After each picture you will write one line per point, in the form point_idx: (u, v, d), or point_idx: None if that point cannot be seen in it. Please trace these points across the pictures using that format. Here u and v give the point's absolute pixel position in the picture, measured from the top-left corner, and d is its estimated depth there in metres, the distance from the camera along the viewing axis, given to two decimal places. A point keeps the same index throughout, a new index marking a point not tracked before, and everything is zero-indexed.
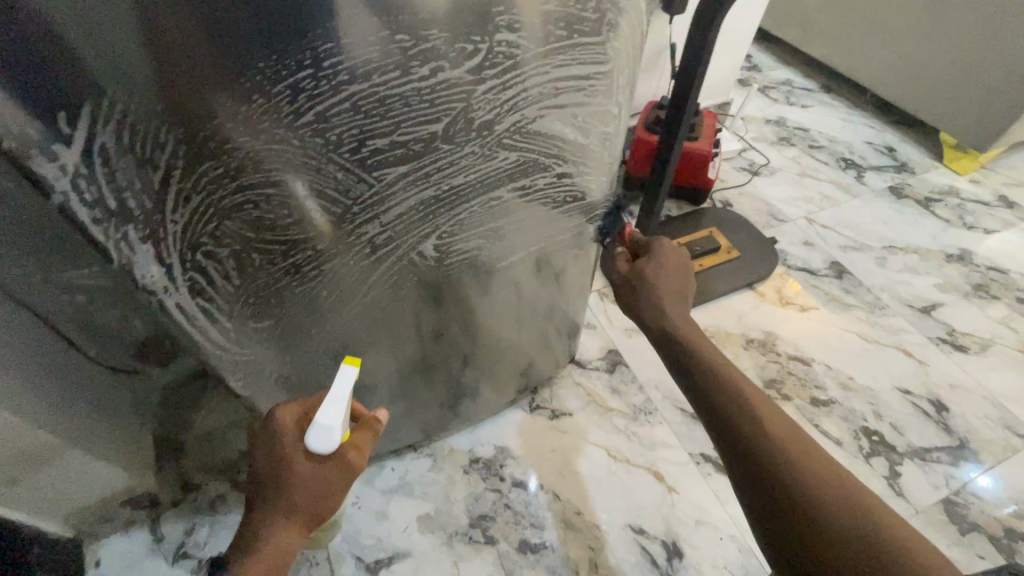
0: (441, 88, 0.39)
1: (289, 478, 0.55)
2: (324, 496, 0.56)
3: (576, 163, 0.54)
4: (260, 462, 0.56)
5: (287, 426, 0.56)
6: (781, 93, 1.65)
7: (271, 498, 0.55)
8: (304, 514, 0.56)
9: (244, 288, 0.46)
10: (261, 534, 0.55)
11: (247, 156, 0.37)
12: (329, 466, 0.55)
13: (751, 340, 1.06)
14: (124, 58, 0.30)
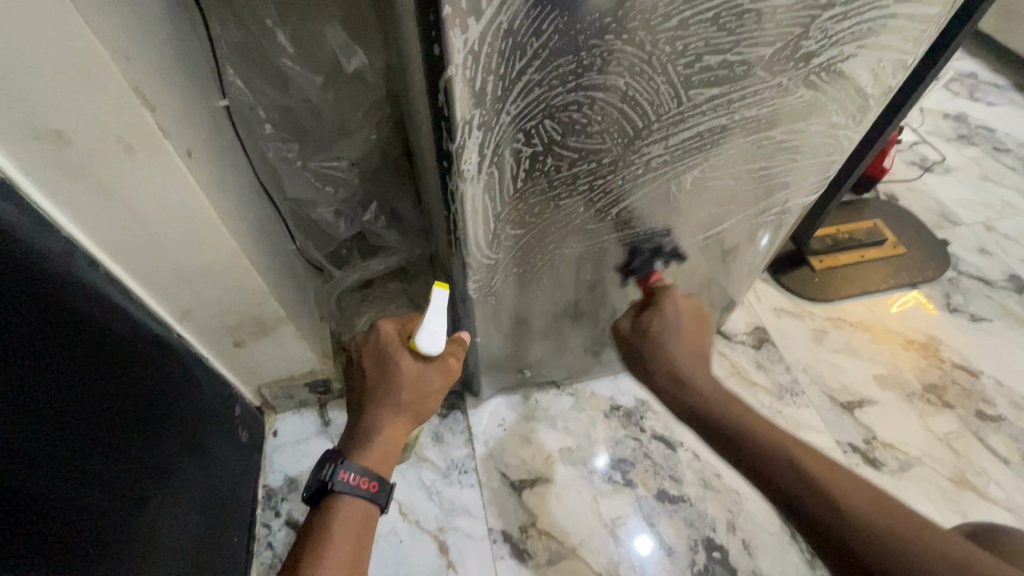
0: (794, 9, 0.38)
1: (398, 376, 0.58)
2: (429, 394, 0.60)
3: (849, 114, 0.53)
4: (366, 364, 0.60)
5: (392, 334, 0.60)
6: (965, 86, 1.50)
7: (381, 395, 0.58)
8: (411, 411, 0.59)
9: (522, 191, 0.49)
10: (371, 431, 0.57)
11: (601, 56, 0.38)
12: (434, 365, 0.59)
13: (912, 341, 1.00)
14: None
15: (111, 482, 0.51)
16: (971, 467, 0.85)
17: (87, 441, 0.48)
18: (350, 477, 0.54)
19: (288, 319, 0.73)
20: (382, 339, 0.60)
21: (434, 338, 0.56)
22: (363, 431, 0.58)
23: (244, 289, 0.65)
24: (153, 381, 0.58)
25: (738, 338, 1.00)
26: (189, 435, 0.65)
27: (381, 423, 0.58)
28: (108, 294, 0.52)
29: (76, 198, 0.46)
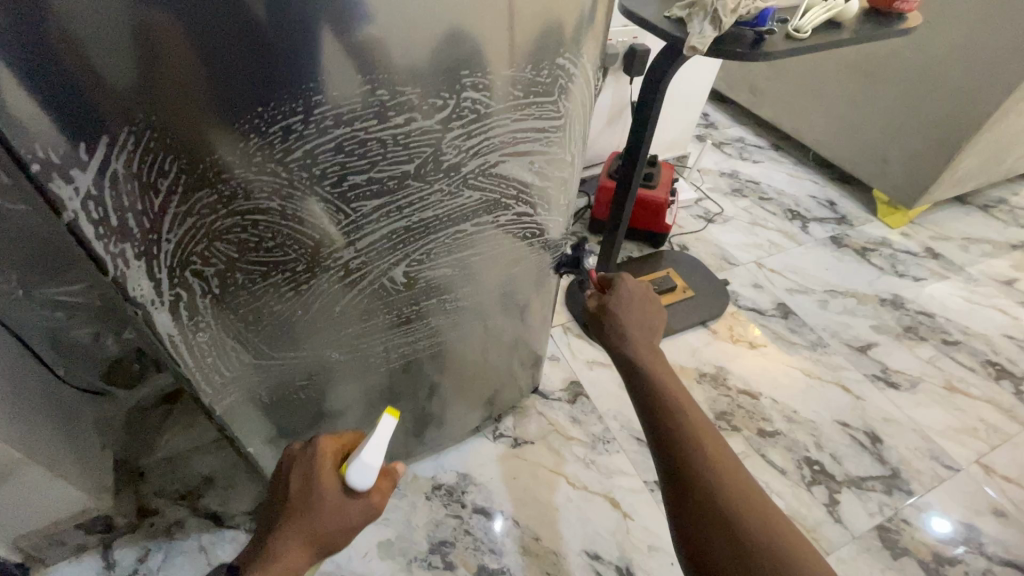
0: (413, 134, 0.46)
1: (317, 501, 0.52)
2: (344, 533, 0.52)
3: (536, 204, 0.62)
4: (292, 483, 0.53)
5: (327, 455, 0.54)
6: (735, 148, 1.80)
7: (294, 518, 0.51)
8: (320, 542, 0.52)
9: (225, 303, 0.50)
10: (269, 553, 0.50)
11: (240, 186, 0.42)
12: (356, 504, 0.52)
13: (704, 373, 1.12)
14: (141, 94, 0.34)
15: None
16: (757, 483, 0.95)
17: None
18: None
19: (30, 460, 0.65)
20: (315, 460, 0.54)
21: (364, 476, 0.50)
22: (263, 553, 0.50)
23: None
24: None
25: (555, 396, 1.06)
26: None
27: (282, 547, 0.50)
28: None
29: None
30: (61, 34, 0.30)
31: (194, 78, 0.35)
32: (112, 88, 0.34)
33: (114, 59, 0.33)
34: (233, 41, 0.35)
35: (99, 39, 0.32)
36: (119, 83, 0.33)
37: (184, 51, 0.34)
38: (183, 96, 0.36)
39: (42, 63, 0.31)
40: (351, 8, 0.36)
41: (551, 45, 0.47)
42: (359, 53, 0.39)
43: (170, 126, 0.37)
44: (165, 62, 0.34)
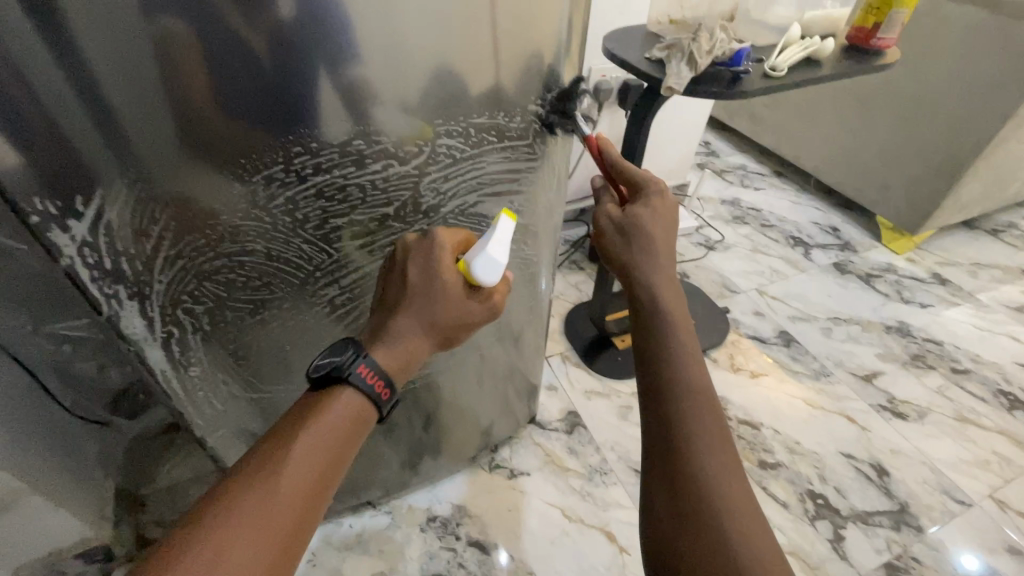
0: (390, 179, 0.48)
1: (443, 292, 0.49)
2: (465, 322, 0.51)
3: (518, 241, 0.64)
4: (410, 268, 0.49)
5: (448, 242, 0.51)
6: (736, 176, 1.82)
7: (419, 301, 0.48)
8: (441, 335, 0.51)
9: (215, 340, 0.53)
10: (396, 334, 0.48)
11: (226, 230, 0.45)
12: (480, 297, 0.50)
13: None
14: (134, 151, 0.38)
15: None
16: None
17: None
18: (368, 374, 0.46)
19: (32, 490, 0.67)
20: (435, 242, 0.50)
21: (491, 270, 0.48)
22: (388, 330, 0.48)
23: None
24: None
25: (552, 426, 1.06)
26: None
27: (405, 327, 0.49)
28: None
29: None
30: (63, 95, 0.34)
31: (181, 136, 0.38)
32: (107, 147, 0.37)
33: (108, 122, 0.36)
34: (223, 93, 0.38)
35: (94, 107, 0.35)
36: (114, 135, 0.36)
37: (172, 113, 0.37)
38: (173, 148, 0.39)
39: (44, 128, 0.34)
40: (328, 70, 0.40)
41: (530, 82, 0.50)
42: (344, 98, 0.42)
43: (160, 180, 0.40)
44: (160, 121, 0.37)
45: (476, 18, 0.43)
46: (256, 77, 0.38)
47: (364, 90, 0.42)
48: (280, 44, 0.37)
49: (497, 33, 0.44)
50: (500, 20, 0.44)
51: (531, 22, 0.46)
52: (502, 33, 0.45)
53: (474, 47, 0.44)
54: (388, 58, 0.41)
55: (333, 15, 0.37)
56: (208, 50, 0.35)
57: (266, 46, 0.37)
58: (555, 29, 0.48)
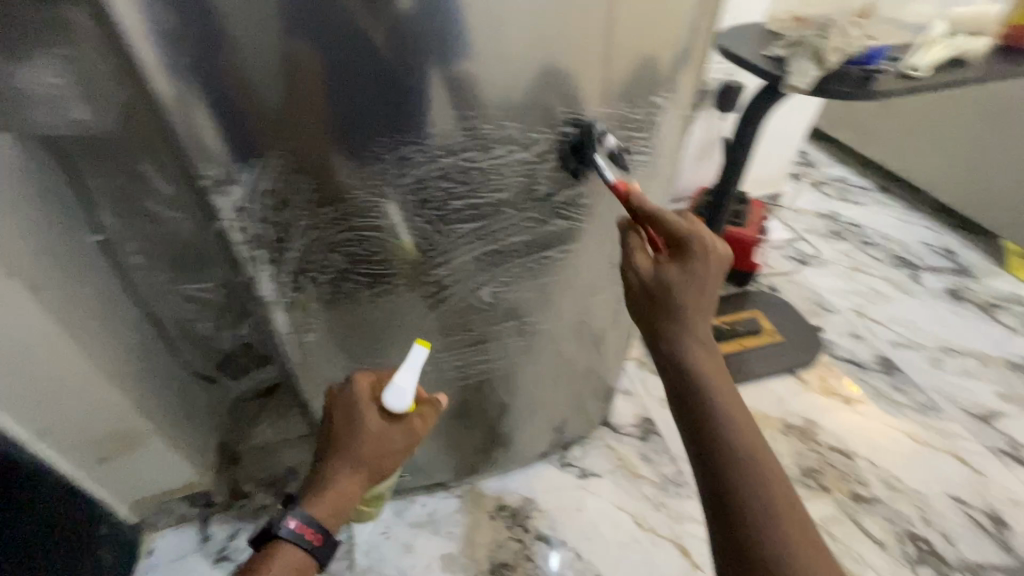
0: (510, 164, 0.49)
1: (363, 427, 0.57)
2: (391, 450, 0.58)
3: (621, 235, 0.63)
4: (335, 414, 0.58)
5: (365, 388, 0.59)
6: (835, 189, 1.69)
7: (343, 446, 0.57)
8: (369, 467, 0.58)
9: (331, 309, 0.56)
10: (330, 478, 0.57)
11: (356, 205, 0.48)
12: (399, 424, 0.57)
13: (791, 424, 1.04)
14: (293, 126, 0.41)
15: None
16: (847, 552, 0.86)
17: None
18: (295, 525, 0.55)
19: (156, 431, 0.75)
20: (354, 388, 0.58)
21: (400, 399, 0.55)
22: (319, 480, 0.57)
23: (105, 405, 0.68)
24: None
25: (625, 430, 1.03)
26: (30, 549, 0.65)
27: (337, 471, 0.57)
28: None
29: None
30: (247, 74, 0.38)
31: (333, 113, 0.41)
32: (272, 121, 0.40)
33: (278, 97, 0.39)
34: (359, 87, 0.40)
35: (268, 83, 0.39)
36: (274, 115, 0.40)
37: (331, 91, 0.40)
38: (323, 127, 0.42)
39: (227, 101, 0.39)
40: (470, 55, 0.41)
41: (640, 87, 0.50)
42: (452, 93, 0.43)
43: (310, 153, 0.43)
44: (319, 99, 0.40)
45: (591, 23, 0.43)
46: (389, 74, 0.40)
47: (483, 91, 0.44)
48: (399, 38, 0.39)
49: (611, 38, 0.45)
50: (614, 28, 0.44)
51: (642, 31, 0.46)
52: (616, 38, 0.45)
53: (585, 53, 0.45)
54: (506, 60, 0.43)
55: (454, 19, 0.39)
56: (349, 46, 0.38)
57: (407, 34, 0.39)
58: (673, 28, 0.47)
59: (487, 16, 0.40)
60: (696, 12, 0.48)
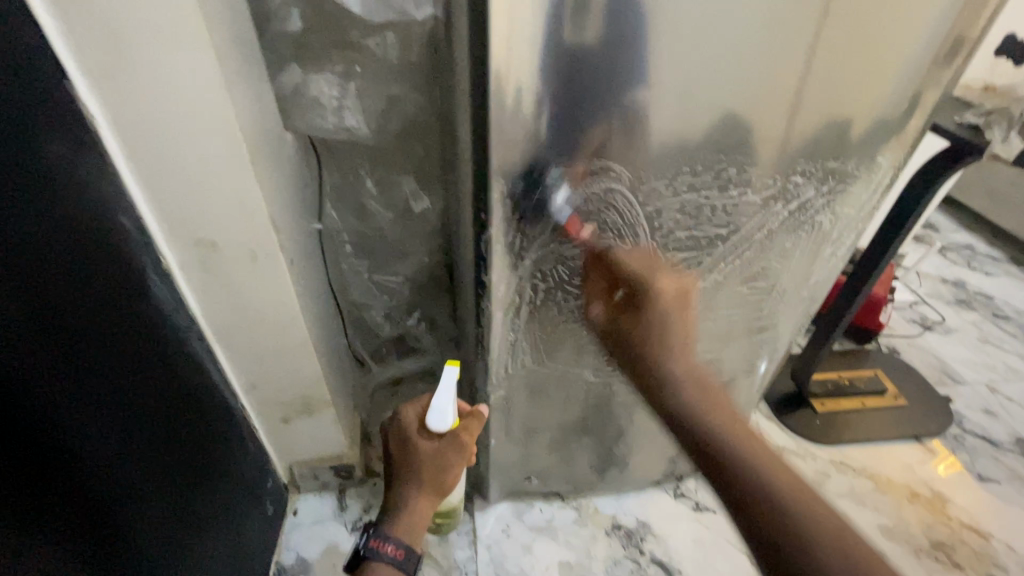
0: (740, 204, 0.55)
1: (413, 451, 0.71)
2: (444, 469, 0.70)
3: (802, 276, 0.66)
4: (392, 445, 0.73)
5: (412, 418, 0.73)
6: (961, 255, 1.62)
7: (402, 472, 0.71)
8: (428, 485, 0.70)
9: (537, 314, 0.62)
10: (398, 501, 0.70)
11: (599, 226, 0.54)
12: (445, 446, 0.69)
13: (918, 493, 1.01)
14: (581, 154, 0.48)
15: (152, 526, 0.56)
16: None
17: (62, 432, 0.44)
18: (380, 541, 0.67)
19: (331, 402, 0.84)
20: (405, 422, 0.72)
21: (444, 418, 0.67)
22: (392, 504, 0.70)
23: (305, 373, 0.77)
24: (119, 378, 0.50)
25: None
26: (203, 484, 0.64)
27: (405, 496, 0.70)
28: (193, 350, 0.63)
29: (207, 290, 0.62)
30: (563, 110, 0.44)
31: (615, 147, 0.48)
32: (566, 148, 0.47)
33: (578, 131, 0.46)
34: (554, 121, 0.45)
35: (575, 119, 0.45)
36: (567, 145, 0.47)
37: (620, 129, 0.47)
38: (602, 157, 0.48)
39: (539, 130, 0.46)
40: (741, 109, 0.48)
41: (847, 142, 0.53)
42: (688, 130, 0.48)
43: (583, 177, 0.50)
44: (608, 134, 0.47)
45: (775, 83, 0.46)
46: (573, 114, 0.45)
47: (645, 134, 0.48)
48: (634, 74, 0.43)
49: (795, 99, 0.48)
50: (850, 86, 0.48)
51: (825, 98, 0.49)
52: (801, 100, 0.48)
53: (764, 110, 0.48)
54: (699, 106, 0.47)
55: (710, 67, 0.44)
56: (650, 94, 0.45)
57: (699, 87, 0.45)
58: (892, 97, 0.51)
59: (742, 69, 0.45)
60: (921, 85, 0.52)
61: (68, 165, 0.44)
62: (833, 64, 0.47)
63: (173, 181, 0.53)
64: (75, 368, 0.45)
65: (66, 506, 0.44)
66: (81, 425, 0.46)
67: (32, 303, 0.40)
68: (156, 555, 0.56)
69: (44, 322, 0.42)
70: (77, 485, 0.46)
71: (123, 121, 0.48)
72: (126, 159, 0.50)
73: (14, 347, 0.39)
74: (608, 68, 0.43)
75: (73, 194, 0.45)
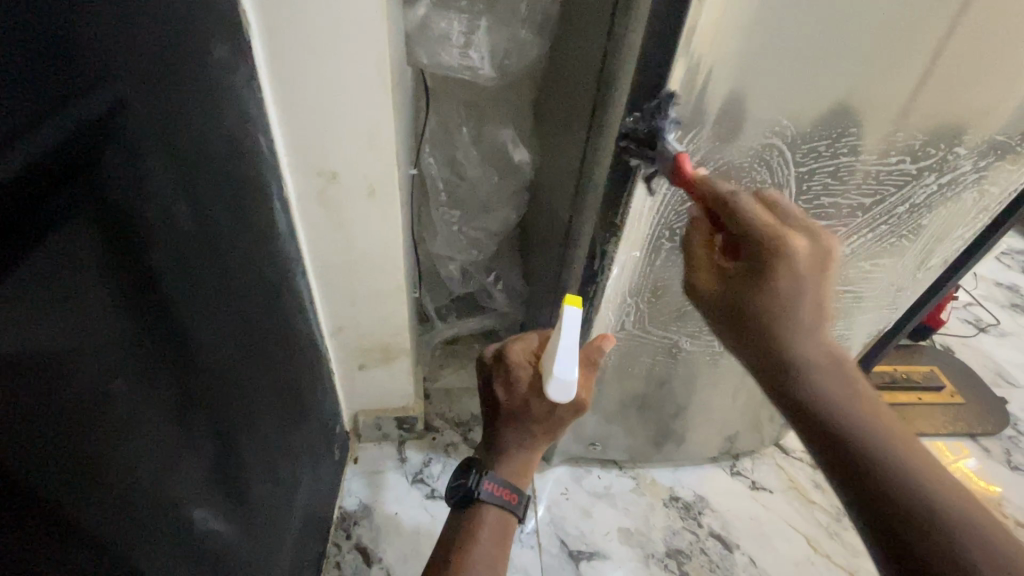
0: (892, 172, 0.54)
1: (529, 400, 0.58)
2: (560, 423, 0.58)
3: (919, 255, 0.66)
4: (496, 389, 0.59)
5: (523, 360, 0.60)
6: (1017, 260, 1.59)
7: (514, 420, 0.58)
8: (542, 435, 0.59)
9: (654, 275, 0.61)
10: (508, 449, 0.58)
11: (747, 185, 0.53)
12: (566, 402, 0.57)
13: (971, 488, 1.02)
14: (750, 107, 0.47)
15: (261, 455, 0.56)
16: None
17: (178, 325, 0.39)
18: (493, 487, 0.56)
19: (409, 352, 0.83)
20: (516, 366, 0.59)
21: (567, 386, 0.51)
22: (497, 450, 0.59)
23: (392, 319, 0.76)
24: (225, 277, 0.45)
25: (797, 454, 1.04)
26: (288, 411, 0.62)
27: (514, 444, 0.58)
28: (296, 283, 0.62)
29: (318, 223, 0.61)
30: (745, 56, 0.44)
31: (783, 102, 0.47)
32: (736, 99, 0.46)
33: (753, 80, 0.45)
34: (737, 65, 0.44)
35: (755, 67, 0.44)
36: (737, 95, 0.46)
37: (794, 81, 0.46)
38: (772, 112, 0.48)
39: (713, 76, 0.45)
40: (920, 67, 0.46)
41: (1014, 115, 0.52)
42: (861, 89, 0.47)
43: (746, 131, 0.49)
44: (782, 87, 0.46)
45: (916, 62, 0.46)
46: (705, 83, 0.45)
47: (764, 114, 0.48)
48: (827, 22, 0.43)
49: (924, 85, 0.48)
50: None
51: (972, 80, 0.48)
52: (949, 77, 0.47)
53: (891, 93, 0.48)
54: (883, 61, 0.45)
55: (901, 20, 0.43)
56: (835, 45, 0.44)
57: (884, 41, 0.44)
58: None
59: (932, 24, 0.44)
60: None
61: (226, 73, 0.43)
62: (970, 53, 0.46)
63: (309, 105, 0.51)
64: (185, 252, 0.39)
65: (211, 423, 0.44)
66: (193, 317, 0.41)
67: (194, 210, 0.40)
68: (263, 484, 0.57)
69: (201, 233, 0.41)
70: (187, 380, 0.41)
71: (275, 34, 0.46)
72: (269, 76, 0.49)
73: (140, 206, 0.34)
74: (747, 42, 0.43)
75: (226, 104, 0.43)
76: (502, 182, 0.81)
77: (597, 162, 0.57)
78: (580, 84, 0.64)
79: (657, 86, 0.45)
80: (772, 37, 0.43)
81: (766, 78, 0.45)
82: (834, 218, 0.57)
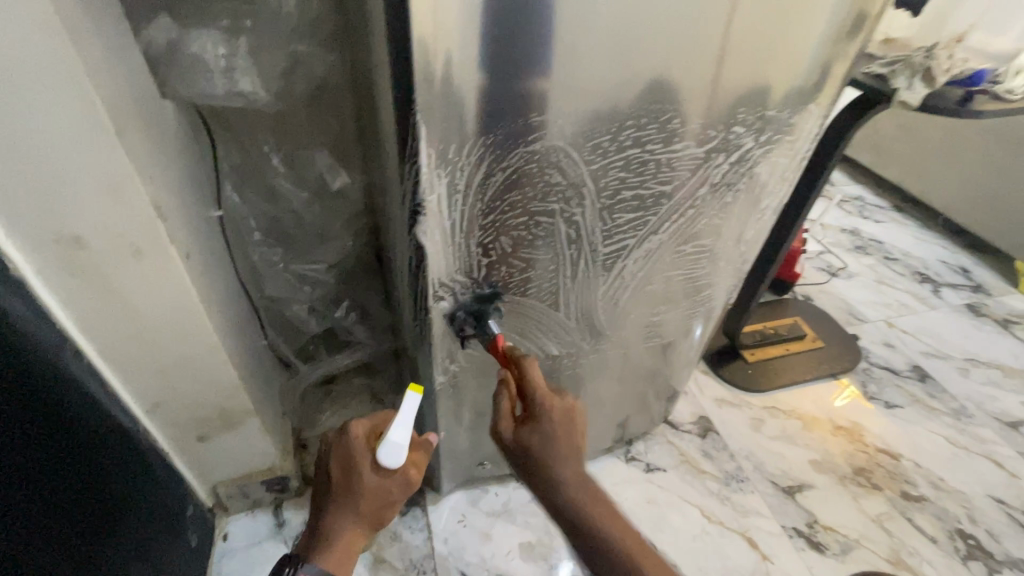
0: (682, 157, 0.54)
1: (358, 483, 0.57)
2: (387, 504, 0.58)
3: (738, 228, 0.68)
4: (332, 468, 0.58)
5: (362, 436, 0.58)
6: (855, 207, 1.77)
7: (343, 501, 0.57)
8: (369, 520, 0.58)
9: (480, 292, 0.57)
10: (332, 534, 0.57)
11: (542, 190, 0.51)
12: (396, 482, 0.57)
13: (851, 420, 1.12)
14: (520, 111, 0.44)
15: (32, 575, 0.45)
16: (903, 546, 0.93)
17: None
18: None
19: (255, 411, 0.74)
20: (352, 442, 0.58)
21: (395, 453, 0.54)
22: (322, 536, 0.57)
23: (217, 382, 0.67)
24: None
25: (685, 427, 1.07)
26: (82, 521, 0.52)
27: (337, 530, 0.57)
28: (71, 371, 0.52)
29: (81, 296, 0.52)
30: (497, 61, 0.40)
31: (553, 103, 0.45)
32: (503, 105, 0.43)
33: (516, 86, 0.42)
34: (490, 71, 0.41)
35: (512, 71, 0.41)
36: (502, 99, 0.43)
37: (559, 81, 0.43)
38: (544, 114, 0.45)
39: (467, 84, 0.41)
40: (684, 56, 0.46)
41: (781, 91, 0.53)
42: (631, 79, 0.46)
43: (521, 135, 0.46)
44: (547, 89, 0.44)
45: (681, 51, 0.45)
46: (460, 82, 0.41)
47: (537, 114, 0.45)
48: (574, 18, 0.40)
49: (694, 72, 0.47)
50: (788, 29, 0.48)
51: (739, 61, 0.48)
52: (715, 63, 0.47)
53: (664, 85, 0.47)
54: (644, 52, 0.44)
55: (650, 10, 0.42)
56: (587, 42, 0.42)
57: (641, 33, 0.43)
58: (798, 68, 0.52)
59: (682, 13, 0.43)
60: (830, 53, 0.53)
61: None
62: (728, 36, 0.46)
63: (13, 164, 0.42)
64: None
65: None
66: None
67: None
68: None
69: None
70: None
71: None
72: None
73: None
74: (493, 48, 0.40)
75: None
76: (326, 209, 0.75)
77: (391, 183, 0.52)
78: (370, 98, 0.59)
79: (409, 97, 0.41)
80: (521, 40, 0.40)
81: (524, 80, 0.42)
82: (642, 208, 0.57)
